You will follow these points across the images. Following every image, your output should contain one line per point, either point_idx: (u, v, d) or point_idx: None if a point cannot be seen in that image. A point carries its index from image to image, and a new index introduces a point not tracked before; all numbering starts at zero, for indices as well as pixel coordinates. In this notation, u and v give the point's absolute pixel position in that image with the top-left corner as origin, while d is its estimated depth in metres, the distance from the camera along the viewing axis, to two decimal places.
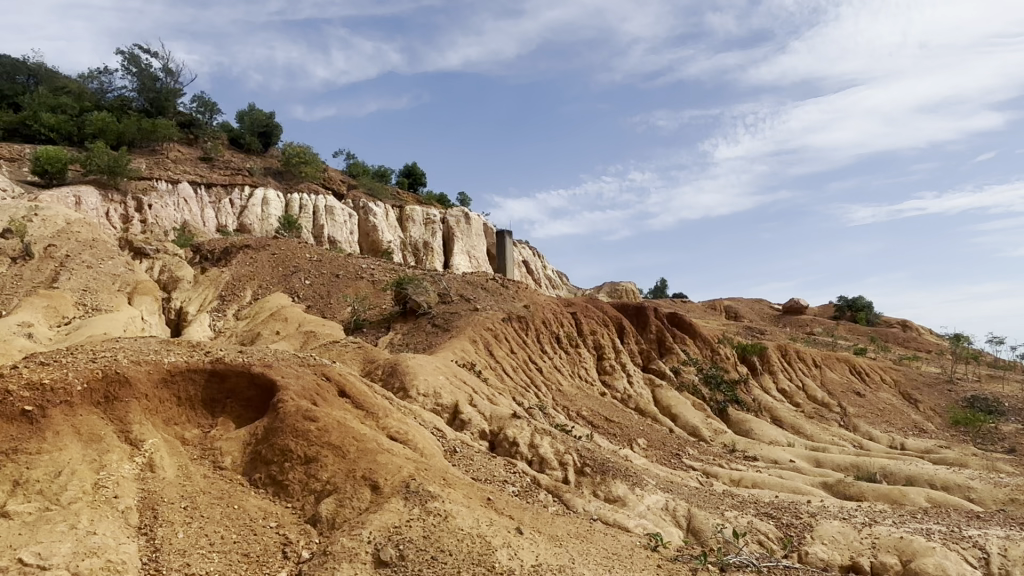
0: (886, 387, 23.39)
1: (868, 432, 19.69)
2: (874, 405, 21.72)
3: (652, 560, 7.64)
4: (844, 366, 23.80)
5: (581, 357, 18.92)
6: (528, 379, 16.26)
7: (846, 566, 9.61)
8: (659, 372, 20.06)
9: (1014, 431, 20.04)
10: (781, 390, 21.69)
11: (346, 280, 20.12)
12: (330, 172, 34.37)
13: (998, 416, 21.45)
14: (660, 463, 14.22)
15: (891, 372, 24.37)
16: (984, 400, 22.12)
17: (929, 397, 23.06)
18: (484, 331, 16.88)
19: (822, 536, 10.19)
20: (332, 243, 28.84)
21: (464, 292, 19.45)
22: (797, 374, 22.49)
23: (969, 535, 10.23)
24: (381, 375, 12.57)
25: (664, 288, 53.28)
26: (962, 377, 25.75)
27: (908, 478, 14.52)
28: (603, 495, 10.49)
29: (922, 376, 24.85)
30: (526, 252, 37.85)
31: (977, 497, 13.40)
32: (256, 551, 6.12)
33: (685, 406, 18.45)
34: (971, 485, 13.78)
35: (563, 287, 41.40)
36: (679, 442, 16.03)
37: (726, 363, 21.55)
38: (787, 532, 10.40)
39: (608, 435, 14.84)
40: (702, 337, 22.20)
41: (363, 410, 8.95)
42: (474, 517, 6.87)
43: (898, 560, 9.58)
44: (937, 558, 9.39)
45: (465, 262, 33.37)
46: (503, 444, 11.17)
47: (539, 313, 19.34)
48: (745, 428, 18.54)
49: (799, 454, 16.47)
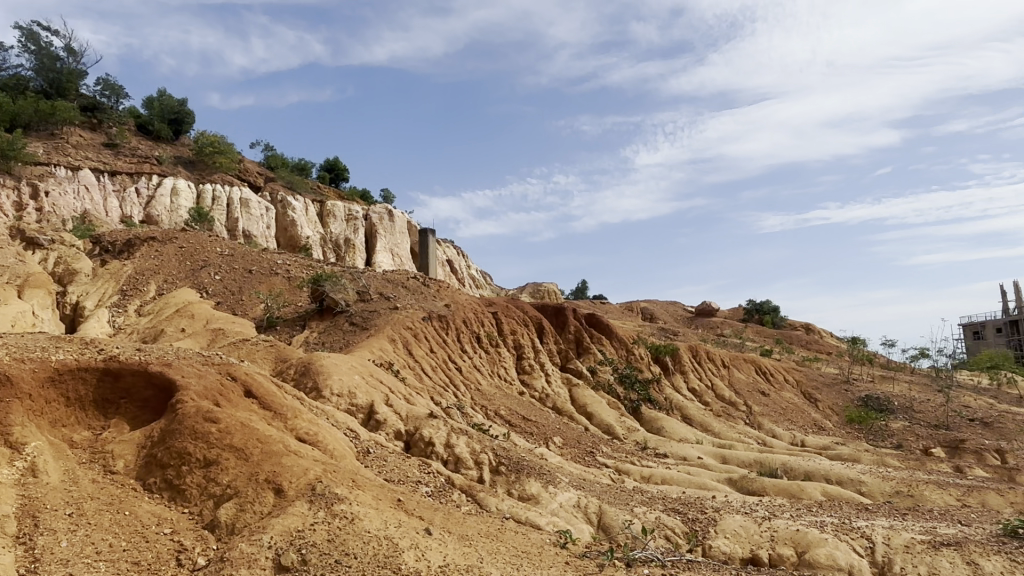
0: (789, 386, 24.61)
1: (771, 430, 20.66)
2: (778, 404, 22.81)
3: (561, 558, 7.72)
4: (750, 367, 24.89)
5: (501, 357, 18.97)
6: (447, 379, 16.17)
7: (746, 559, 10.03)
8: (576, 371, 20.39)
9: (901, 428, 21.49)
10: (691, 390, 22.45)
11: (260, 276, 19.45)
12: (247, 164, 33.16)
13: (888, 414, 22.93)
14: (575, 461, 14.43)
15: (794, 372, 25.65)
16: (877, 399, 23.60)
17: (827, 396, 24.42)
18: (403, 330, 16.67)
19: (725, 531, 10.61)
20: (247, 237, 27.80)
21: (383, 290, 19.16)
22: (706, 374, 23.38)
23: (858, 527, 10.86)
24: (293, 375, 12.22)
25: (585, 289, 54.21)
26: (857, 377, 27.39)
27: (806, 473, 15.32)
28: (517, 494, 10.56)
29: (821, 377, 26.28)
30: (450, 251, 37.67)
31: (867, 490, 14.27)
32: (147, 559, 5.81)
33: (601, 405, 18.82)
34: (862, 479, 14.66)
35: (487, 286, 41.48)
36: (594, 440, 16.34)
37: (641, 362, 22.13)
38: (693, 527, 10.79)
39: (525, 434, 14.93)
40: (618, 337, 22.74)
41: (270, 411, 8.66)
42: (383, 518, 6.76)
43: (793, 551, 10.06)
44: (829, 549, 9.93)
45: (387, 260, 32.88)
46: (419, 444, 11.04)
47: (460, 312, 19.29)
48: (656, 426, 19.10)
49: (706, 451, 17.10)
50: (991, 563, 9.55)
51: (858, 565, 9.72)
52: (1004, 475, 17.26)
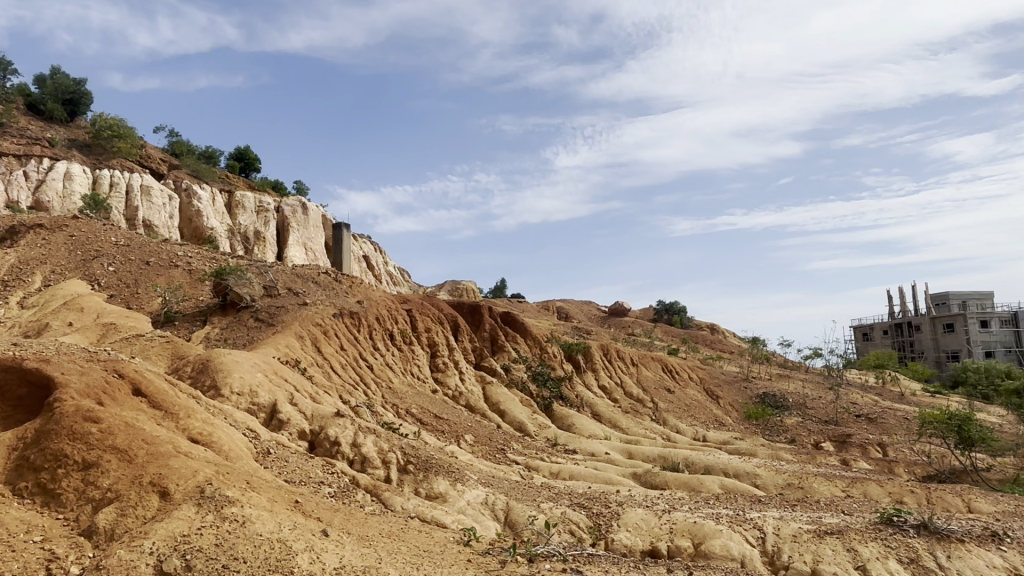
0: (694, 384, 25.57)
1: (676, 426, 21.42)
2: (682, 401, 23.69)
3: (463, 555, 7.72)
4: (658, 365, 25.72)
5: (414, 355, 18.79)
6: (357, 377, 15.85)
7: (646, 551, 10.35)
8: (490, 369, 20.45)
9: (794, 423, 22.77)
10: (602, 387, 22.97)
11: (159, 268, 18.46)
12: (149, 150, 31.44)
13: (783, 410, 24.22)
14: (485, 459, 14.47)
15: (698, 370, 26.70)
16: (773, 396, 24.89)
17: (728, 394, 25.55)
18: (312, 326, 16.24)
19: (627, 524, 10.92)
20: (147, 227, 26.31)
21: (292, 286, 18.60)
22: (616, 372, 23.99)
23: (751, 518, 11.39)
24: (191, 373, 11.67)
25: (503, 288, 54.56)
26: (756, 375, 28.82)
27: (706, 467, 15.96)
28: (424, 492, 10.47)
29: (723, 375, 27.49)
30: (367, 246, 36.99)
31: (761, 482, 15.02)
32: (12, 569, 5.32)
33: (513, 402, 18.97)
34: (757, 472, 15.41)
35: (404, 284, 40.98)
36: (505, 437, 16.44)
37: (553, 361, 22.44)
38: (596, 521, 11.04)
39: (437, 432, 14.83)
40: (532, 335, 22.99)
41: (160, 410, 8.22)
42: (276, 521, 6.54)
43: (691, 543, 10.45)
44: (723, 539, 10.38)
45: (300, 254, 31.92)
46: (324, 444, 10.77)
47: (373, 309, 18.97)
48: (567, 422, 19.43)
49: (613, 447, 17.54)
50: (868, 549, 10.16)
51: (750, 554, 10.18)
52: (884, 466, 18.57)
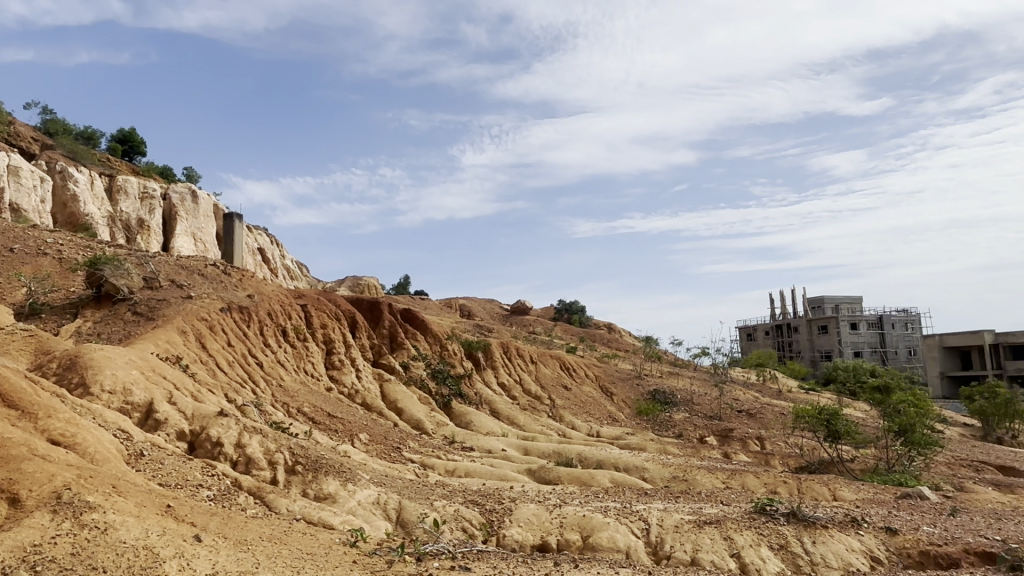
0: (590, 381, 26.25)
1: (571, 422, 21.92)
2: (579, 398, 24.24)
3: (348, 556, 7.56)
4: (556, 362, 26.22)
5: (308, 352, 18.21)
6: (245, 375, 15.18)
7: (536, 545, 10.52)
8: (388, 367, 20.15)
9: (682, 419, 23.86)
10: (501, 385, 23.13)
11: (24, 256, 16.95)
12: (18, 126, 28.84)
13: (672, 406, 25.31)
14: (380, 458, 14.23)
15: (594, 368, 27.44)
16: (663, 393, 25.96)
17: (622, 390, 26.41)
18: (197, 321, 15.42)
19: (518, 520, 11.06)
20: (14, 211, 24.10)
21: (176, 278, 17.57)
22: (515, 369, 24.24)
23: (637, 510, 11.82)
24: (56, 370, 10.79)
25: (406, 285, 53.89)
26: (648, 373, 29.97)
27: (598, 462, 16.44)
28: (312, 493, 10.18)
29: (618, 372, 28.41)
30: (262, 239, 35.51)
31: (649, 476, 15.62)
32: None
33: (411, 400, 18.77)
34: (645, 466, 16.02)
35: (303, 279, 39.70)
36: (401, 436, 16.21)
37: (453, 358, 22.38)
38: (488, 518, 11.12)
39: (329, 432, 14.44)
40: (432, 333, 22.86)
41: (15, 410, 7.55)
42: (143, 528, 6.16)
43: (579, 536, 10.72)
44: (610, 532, 10.72)
45: (188, 245, 30.21)
46: (205, 445, 10.24)
47: (265, 304, 18.24)
48: (465, 420, 19.43)
49: (510, 443, 17.72)
50: (743, 537, 10.75)
51: (635, 545, 10.55)
52: (761, 459, 19.77)
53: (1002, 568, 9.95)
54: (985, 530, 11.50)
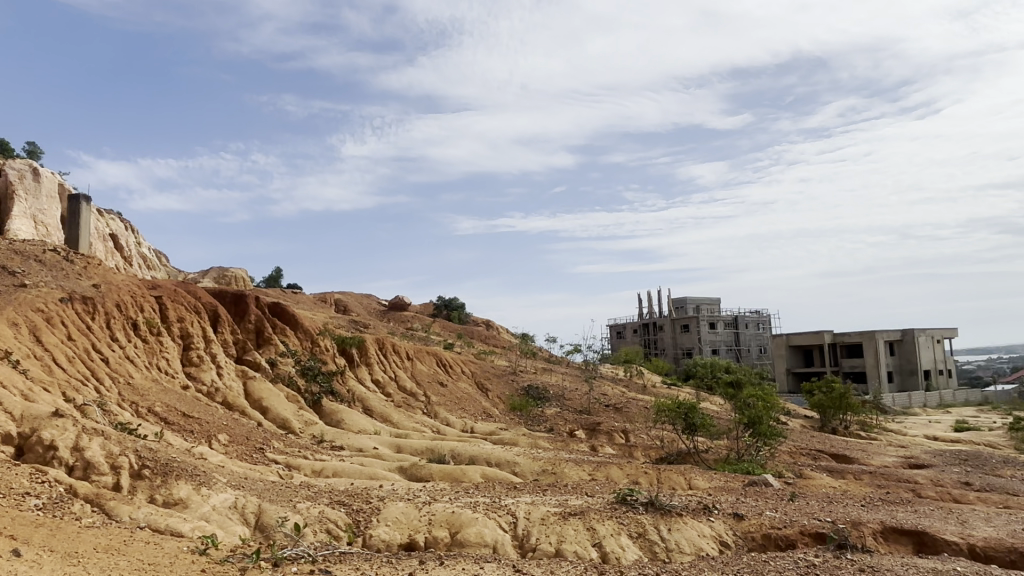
0: (466, 377, 26.34)
1: (446, 418, 21.87)
2: (454, 394, 24.23)
3: (195, 565, 7.12)
4: (432, 359, 26.07)
5: (162, 347, 16.96)
6: (88, 371, 13.90)
7: (403, 544, 10.41)
8: (253, 363, 19.19)
9: (553, 414, 24.51)
10: (375, 382, 22.67)
11: None
12: None
13: (544, 401, 25.92)
14: (240, 460, 13.51)
15: (470, 365, 27.57)
16: (536, 389, 26.53)
17: (497, 386, 26.71)
18: (31, 313, 13.95)
19: (386, 519, 10.89)
20: None
21: (7, 264, 15.80)
22: (390, 366, 23.85)
23: (505, 504, 11.97)
24: None
25: (277, 277, 51.54)
26: (523, 369, 30.51)
27: (470, 458, 16.53)
28: (161, 499, 9.49)
29: (493, 369, 28.71)
30: (115, 224, 32.67)
31: (520, 470, 15.91)
32: None
33: (277, 399, 17.96)
34: (516, 460, 16.29)
35: (161, 269, 36.92)
36: (265, 436, 15.47)
37: (325, 355, 21.64)
38: (354, 518, 10.87)
39: (184, 433, 13.51)
40: (302, 328, 22.04)
41: None
42: None
43: (447, 533, 10.72)
44: (478, 527, 10.79)
45: (27, 228, 27.18)
46: (35, 449, 9.27)
47: (113, 295, 16.80)
48: (336, 418, 18.85)
49: (382, 441, 17.40)
50: (605, 527, 11.17)
51: (502, 539, 10.69)
52: (625, 450, 20.69)
53: (831, 546, 11.00)
54: (817, 512, 12.66)
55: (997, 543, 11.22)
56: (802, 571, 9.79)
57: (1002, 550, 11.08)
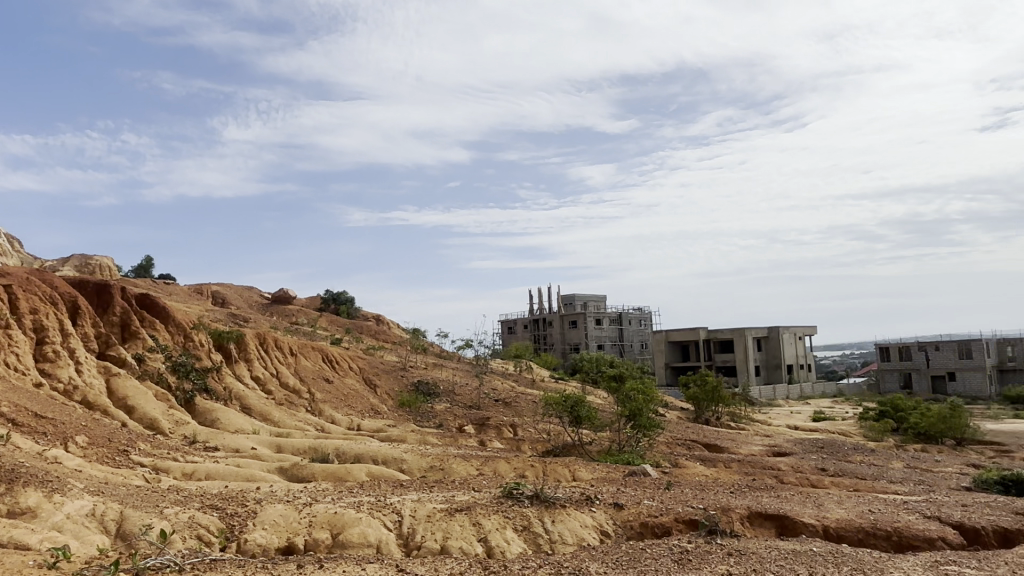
0: (353, 373, 25.65)
1: (331, 416, 21.20)
2: (340, 391, 23.52)
3: None
4: (317, 354, 25.19)
5: (11, 341, 15.36)
6: None
7: (281, 548, 10.00)
8: (118, 359, 17.79)
9: (442, 410, 24.39)
10: (255, 378, 21.61)
11: None
12: None
13: (433, 397, 25.74)
14: (101, 463, 12.46)
15: (358, 361, 26.89)
16: (426, 384, 26.30)
17: (385, 382, 26.22)
18: None
19: (263, 522, 10.40)
20: None
21: None
22: (271, 362, 22.82)
23: (391, 503, 11.75)
24: None
25: (149, 267, 48.12)
26: (413, 364, 30.14)
27: (356, 456, 16.12)
28: (6, 509, 8.60)
29: (382, 364, 28.17)
30: None
31: (407, 467, 15.70)
32: None
33: (145, 397, 16.73)
34: (404, 457, 16.05)
35: (13, 256, 33.53)
36: (130, 438, 14.36)
37: (200, 350, 20.40)
38: (229, 523, 10.31)
39: (35, 435, 12.30)
40: (175, 322, 20.68)
41: None
42: None
43: (329, 534, 10.38)
44: (361, 527, 10.53)
45: None
46: None
47: None
48: (211, 417, 17.81)
49: (260, 441, 16.61)
50: (490, 521, 11.20)
51: (386, 538, 10.49)
52: (513, 444, 20.92)
53: (702, 532, 11.60)
54: (691, 500, 13.34)
55: (847, 524, 12.25)
56: (676, 557, 10.26)
57: (851, 530, 12.12)
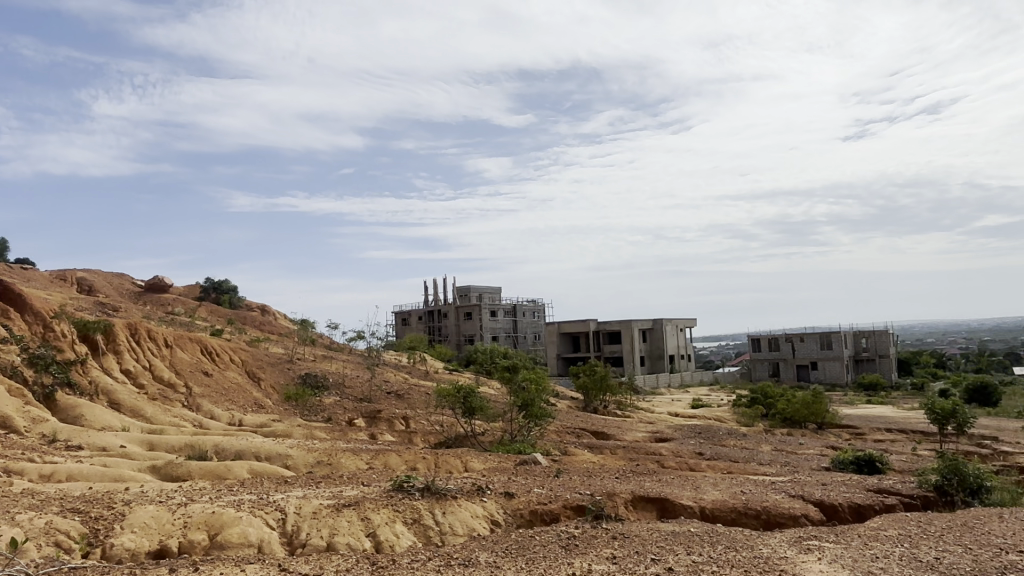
0: (234, 366, 24.40)
1: (210, 411, 20.05)
2: (221, 384, 22.29)
3: None
4: (195, 346, 23.76)
5: None
6: None
7: (152, 552, 9.39)
8: None
9: (331, 403, 23.70)
10: (125, 372, 20.10)
11: None
12: None
13: (322, 390, 24.97)
14: None
15: (241, 353, 25.61)
16: (314, 377, 25.47)
17: (270, 375, 25.13)
18: None
19: (132, 525, 9.71)
20: None
21: None
22: (143, 354, 21.32)
23: (274, 500, 11.27)
24: None
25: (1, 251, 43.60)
26: (301, 357, 29.09)
27: (237, 453, 15.35)
28: None
29: (267, 357, 26.97)
30: None
31: (292, 463, 15.13)
32: None
33: None
34: (289, 452, 15.46)
35: None
36: None
37: (61, 342, 18.73)
38: (92, 527, 9.55)
39: None
40: (32, 310, 18.87)
41: None
42: None
43: (206, 535, 9.83)
44: (241, 527, 10.03)
45: None
46: None
47: None
48: (73, 414, 16.38)
49: (131, 439, 15.46)
50: (379, 515, 10.98)
51: (268, 537, 10.06)
52: (405, 437, 20.67)
53: (588, 518, 11.95)
54: (579, 486, 13.71)
55: (722, 505, 12.98)
56: (563, 543, 10.49)
57: (725, 510, 12.87)
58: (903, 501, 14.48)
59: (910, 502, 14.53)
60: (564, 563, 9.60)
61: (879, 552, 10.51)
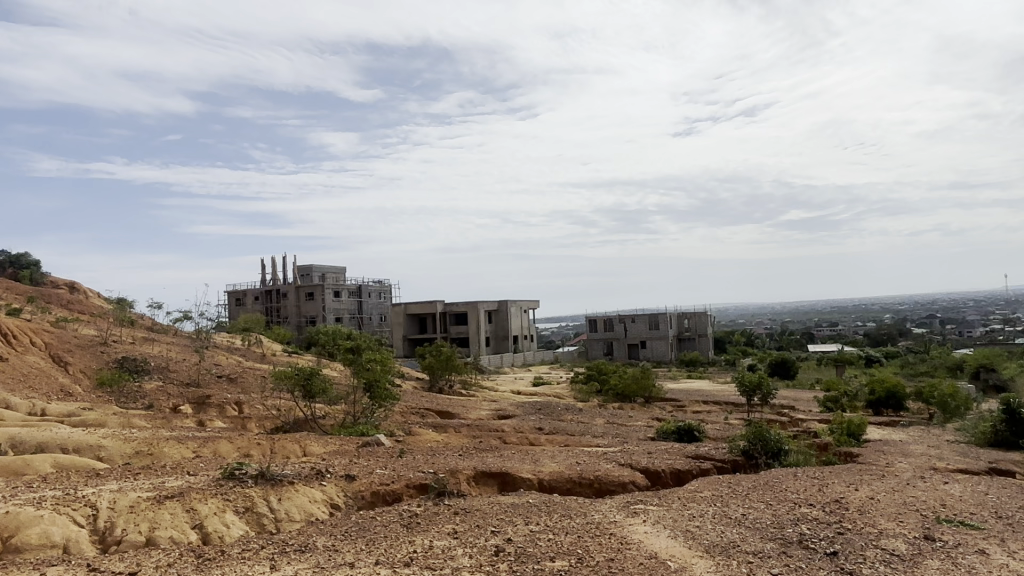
0: (35, 349, 21.64)
1: (5, 400, 17.64)
2: (18, 370, 19.67)
3: None
4: None
5: None
6: None
7: None
8: None
9: (152, 389, 21.80)
10: None
11: None
12: None
13: (141, 375, 22.87)
14: None
15: (42, 335, 22.78)
16: (133, 361, 23.27)
17: (80, 359, 22.59)
18: None
19: None
20: None
21: None
22: None
23: (82, 495, 10.19)
24: None
25: None
26: (117, 339, 26.41)
27: (38, 445, 13.66)
28: None
29: (76, 339, 24.22)
30: None
31: (106, 454, 13.75)
32: None
33: None
34: (102, 443, 14.03)
35: None
36: None
37: None
38: None
39: None
40: None
41: None
42: None
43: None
44: (42, 526, 8.98)
45: None
46: None
47: None
48: None
49: None
50: (207, 506, 10.28)
51: (75, 536, 9.10)
52: (237, 423, 19.52)
53: (431, 495, 12.01)
54: (421, 465, 13.72)
55: (558, 476, 13.60)
56: (405, 522, 10.48)
57: (561, 481, 13.51)
58: (716, 465, 16.03)
59: (722, 466, 16.14)
60: (406, 542, 9.59)
61: (695, 511, 11.56)
